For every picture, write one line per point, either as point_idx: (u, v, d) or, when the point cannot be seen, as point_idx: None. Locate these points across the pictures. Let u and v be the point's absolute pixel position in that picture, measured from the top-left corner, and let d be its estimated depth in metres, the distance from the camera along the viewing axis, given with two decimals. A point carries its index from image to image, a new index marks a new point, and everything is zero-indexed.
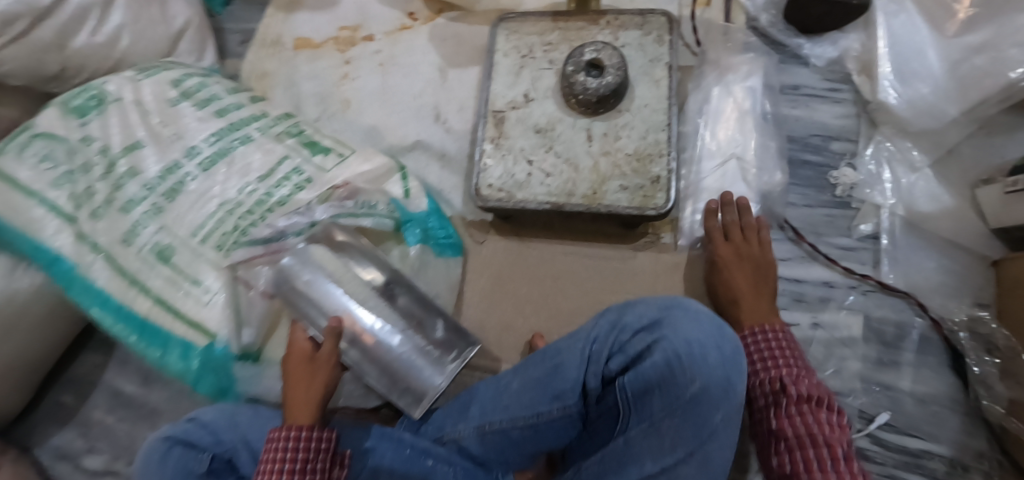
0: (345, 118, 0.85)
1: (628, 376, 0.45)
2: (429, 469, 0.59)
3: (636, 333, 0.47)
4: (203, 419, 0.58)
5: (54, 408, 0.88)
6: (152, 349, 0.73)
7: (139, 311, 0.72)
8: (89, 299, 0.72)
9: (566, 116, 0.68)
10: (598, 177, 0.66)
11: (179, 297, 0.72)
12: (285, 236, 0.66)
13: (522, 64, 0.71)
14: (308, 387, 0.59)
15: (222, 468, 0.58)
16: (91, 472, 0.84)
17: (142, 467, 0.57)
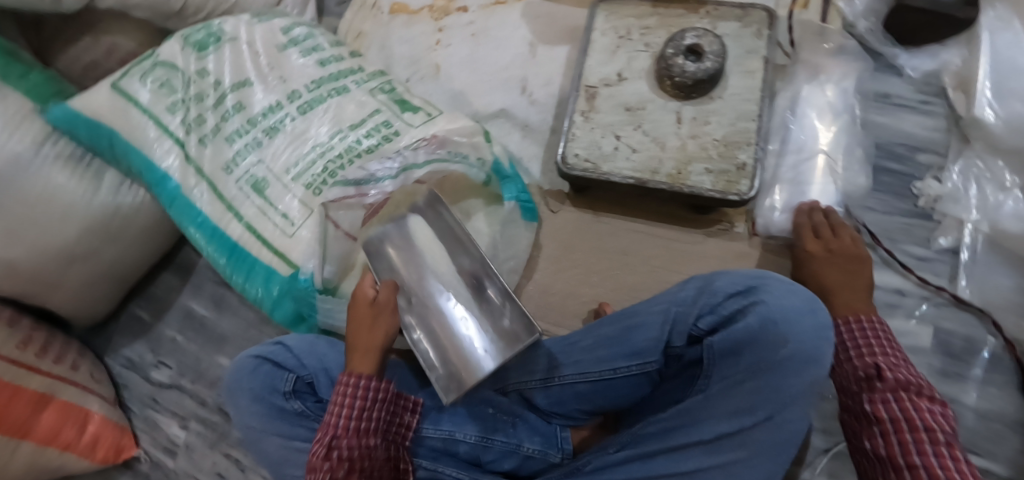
0: (436, 80, 0.88)
1: (717, 337, 0.49)
2: (490, 415, 0.63)
3: (729, 297, 0.50)
4: (288, 344, 0.62)
5: (131, 320, 0.93)
6: (238, 271, 0.78)
7: (233, 235, 0.78)
8: (188, 218, 0.79)
9: (658, 98, 0.70)
10: (683, 157, 0.68)
11: (268, 227, 0.77)
12: (375, 179, 0.69)
13: (618, 44, 0.73)
14: (371, 329, 0.59)
15: (305, 390, 0.61)
16: (158, 385, 0.89)
17: (233, 379, 0.62)
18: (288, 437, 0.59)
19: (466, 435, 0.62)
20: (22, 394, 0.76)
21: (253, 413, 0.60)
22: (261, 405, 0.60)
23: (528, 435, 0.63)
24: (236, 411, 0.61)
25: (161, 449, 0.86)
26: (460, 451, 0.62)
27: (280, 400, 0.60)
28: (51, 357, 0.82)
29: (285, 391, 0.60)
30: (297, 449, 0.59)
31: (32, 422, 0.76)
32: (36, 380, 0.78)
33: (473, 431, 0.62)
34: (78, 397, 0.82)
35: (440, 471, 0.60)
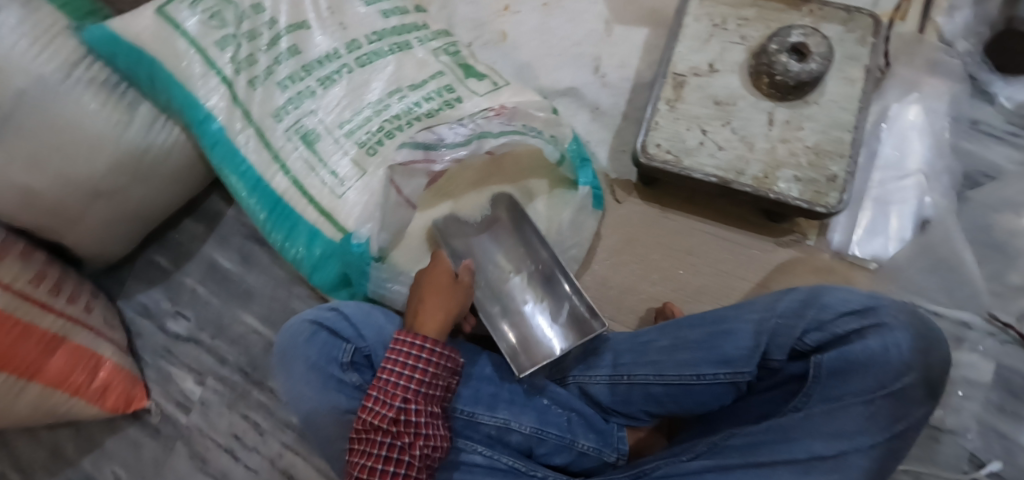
0: (501, 48, 0.82)
1: (830, 354, 0.47)
2: (545, 407, 0.61)
3: (843, 316, 0.49)
4: (345, 311, 0.60)
5: (148, 266, 0.88)
6: (279, 227, 0.74)
7: (278, 188, 0.73)
8: (231, 167, 0.74)
9: (750, 95, 0.67)
10: (772, 161, 0.64)
11: (314, 184, 0.72)
12: (442, 145, 0.63)
13: (712, 32, 0.69)
14: (440, 295, 0.58)
15: (361, 362, 0.60)
16: (175, 336, 0.84)
17: (289, 343, 0.61)
18: (343, 409, 0.57)
19: (522, 425, 0.59)
20: (33, 333, 0.70)
21: (308, 381, 0.58)
22: (317, 374, 0.58)
23: (583, 431, 0.60)
24: (290, 380, 0.60)
25: (174, 404, 0.82)
26: (512, 440, 0.59)
27: (336, 371, 0.58)
28: (64, 296, 0.77)
29: (343, 362, 0.58)
30: (349, 423, 0.57)
31: (43, 361, 0.71)
32: (49, 319, 0.73)
33: (530, 421, 0.59)
34: (91, 341, 0.77)
35: (497, 458, 0.57)
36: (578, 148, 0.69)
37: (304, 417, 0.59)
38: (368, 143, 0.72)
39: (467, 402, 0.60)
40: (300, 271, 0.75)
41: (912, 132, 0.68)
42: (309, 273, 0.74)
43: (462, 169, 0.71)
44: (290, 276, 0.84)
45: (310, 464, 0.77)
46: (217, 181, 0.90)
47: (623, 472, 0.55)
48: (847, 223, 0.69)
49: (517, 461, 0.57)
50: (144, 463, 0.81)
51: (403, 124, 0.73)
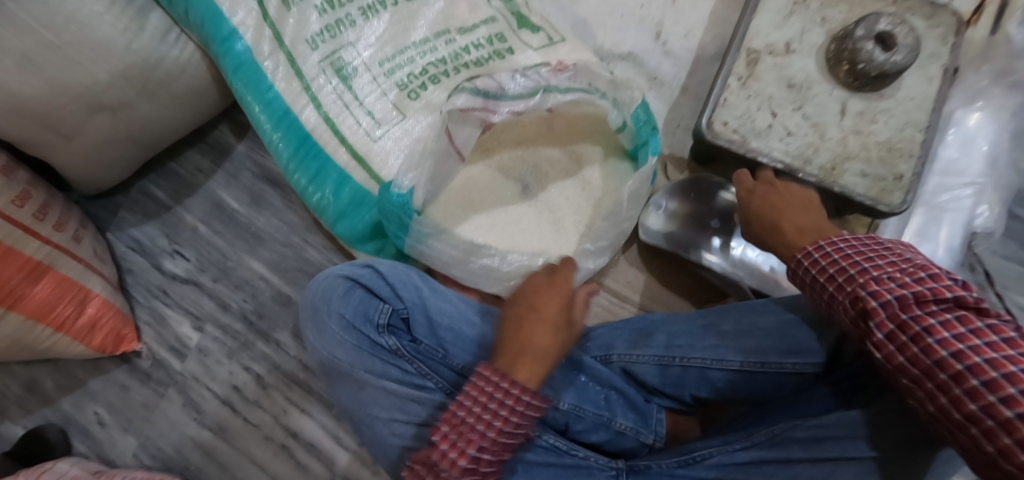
0: (556, 1, 0.76)
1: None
2: (584, 384, 0.59)
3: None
4: (382, 269, 0.55)
5: (144, 196, 0.80)
6: (305, 168, 0.67)
7: (307, 123, 0.66)
8: (254, 94, 0.66)
9: (825, 82, 0.64)
10: (841, 153, 0.62)
11: (352, 123, 0.66)
12: (503, 96, 0.58)
13: (792, 10, 0.65)
14: (552, 331, 0.48)
15: (399, 326, 0.55)
16: (171, 276, 0.78)
17: (321, 299, 0.56)
18: (378, 374, 0.53)
19: (561, 401, 0.56)
20: (14, 258, 0.62)
21: (342, 342, 0.54)
22: (352, 334, 0.54)
23: (622, 411, 0.58)
24: (318, 337, 0.55)
25: (167, 349, 0.76)
26: (548, 417, 0.57)
27: (371, 333, 0.53)
28: (52, 221, 0.69)
29: (379, 324, 0.53)
30: (383, 390, 0.52)
31: (25, 291, 0.64)
32: (34, 245, 0.65)
33: (569, 398, 0.57)
34: (80, 274, 0.70)
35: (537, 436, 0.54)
36: (645, 114, 0.64)
37: (333, 381, 0.56)
38: (409, 86, 0.66)
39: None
40: (321, 217, 0.69)
41: (979, 140, 0.67)
42: (332, 221, 0.68)
43: (511, 125, 0.69)
44: (304, 223, 0.78)
45: (316, 423, 0.73)
46: (227, 112, 0.81)
47: (671, 457, 0.53)
48: (898, 224, 0.67)
49: (558, 439, 0.55)
50: (132, 408, 0.76)
51: (449, 70, 0.67)
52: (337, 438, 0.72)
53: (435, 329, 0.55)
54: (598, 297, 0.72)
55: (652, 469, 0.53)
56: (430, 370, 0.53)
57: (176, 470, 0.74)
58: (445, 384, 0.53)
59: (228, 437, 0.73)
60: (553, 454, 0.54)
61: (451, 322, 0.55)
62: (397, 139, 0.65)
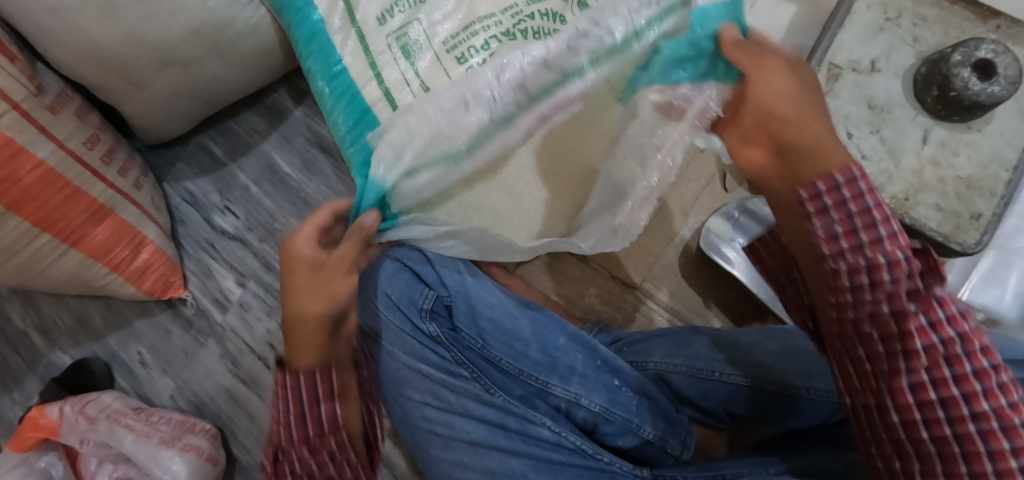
0: None
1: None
2: (616, 388, 0.56)
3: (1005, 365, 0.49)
4: (430, 257, 0.57)
5: (201, 150, 0.82)
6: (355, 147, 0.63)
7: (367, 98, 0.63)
8: (320, 68, 0.64)
9: (909, 106, 0.60)
10: (915, 183, 0.59)
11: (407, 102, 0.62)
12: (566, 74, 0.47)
13: (883, 26, 0.61)
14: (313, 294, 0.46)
15: (441, 312, 0.56)
16: (221, 231, 0.80)
17: (367, 276, 0.57)
18: (417, 358, 0.55)
19: (592, 402, 0.54)
20: (81, 198, 0.65)
21: (386, 322, 0.56)
22: (396, 315, 0.55)
23: (651, 418, 0.56)
24: (365, 315, 0.57)
25: (210, 300, 0.79)
26: (577, 416, 0.56)
27: (415, 316, 0.55)
28: (116, 166, 0.71)
29: (422, 308, 0.55)
30: (419, 372, 0.55)
31: (88, 229, 0.67)
32: (98, 188, 0.67)
33: (600, 399, 0.55)
34: (137, 219, 0.72)
35: (565, 436, 0.53)
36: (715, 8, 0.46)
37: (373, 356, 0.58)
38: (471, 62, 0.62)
39: (541, 369, 0.55)
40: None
41: None
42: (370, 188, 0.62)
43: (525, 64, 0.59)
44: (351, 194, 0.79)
45: None
46: (287, 77, 0.83)
47: (697, 471, 0.51)
48: (965, 265, 0.64)
49: (584, 442, 0.53)
50: (172, 352, 0.79)
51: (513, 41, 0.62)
52: None
53: (476, 319, 0.56)
54: (637, 301, 0.72)
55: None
56: (467, 359, 0.55)
57: (207, 416, 0.77)
58: (479, 374, 0.55)
59: (259, 392, 0.76)
60: (578, 456, 0.53)
61: (493, 314, 0.56)
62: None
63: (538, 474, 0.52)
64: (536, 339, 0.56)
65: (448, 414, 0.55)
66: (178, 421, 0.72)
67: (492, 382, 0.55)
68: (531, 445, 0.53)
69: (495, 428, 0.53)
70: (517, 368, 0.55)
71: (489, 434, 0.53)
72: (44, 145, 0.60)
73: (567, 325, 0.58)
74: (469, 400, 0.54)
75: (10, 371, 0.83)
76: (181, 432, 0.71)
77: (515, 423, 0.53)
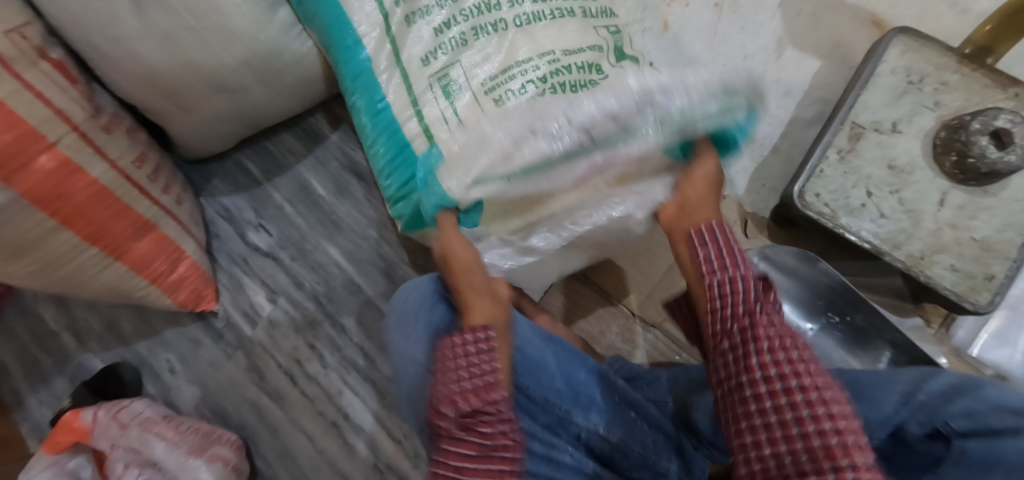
0: (660, 40, 0.77)
1: (973, 442, 0.45)
2: (632, 420, 0.58)
3: (995, 410, 0.45)
4: None
5: (238, 168, 0.86)
6: (393, 176, 0.70)
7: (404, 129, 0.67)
8: (366, 105, 0.70)
9: (929, 168, 0.62)
10: (933, 244, 0.61)
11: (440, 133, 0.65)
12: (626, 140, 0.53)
13: (905, 89, 0.64)
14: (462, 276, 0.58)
15: None
16: (253, 248, 0.83)
17: (411, 305, 0.61)
18: None
19: (611, 434, 0.56)
20: (128, 214, 0.69)
21: (423, 348, 0.58)
22: (431, 342, 0.58)
23: (665, 453, 0.57)
24: (402, 340, 0.59)
25: (240, 313, 0.82)
26: (597, 447, 0.57)
27: None
28: (160, 184, 0.75)
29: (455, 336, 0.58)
30: None
31: (131, 244, 0.70)
32: (144, 205, 0.71)
33: (618, 431, 0.56)
34: (177, 235, 0.76)
35: None
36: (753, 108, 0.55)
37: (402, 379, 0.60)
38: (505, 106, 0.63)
39: (567, 400, 0.56)
40: (401, 212, 0.73)
41: None
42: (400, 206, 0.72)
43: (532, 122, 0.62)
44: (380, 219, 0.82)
45: (365, 408, 0.78)
46: (324, 102, 0.86)
47: None
48: (977, 323, 0.66)
49: None
50: (200, 362, 0.82)
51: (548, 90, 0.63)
52: (384, 427, 0.77)
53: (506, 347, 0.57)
54: (655, 337, 0.75)
55: None
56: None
57: (232, 427, 0.79)
58: None
59: (283, 406, 0.79)
60: None
61: (524, 343, 0.57)
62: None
63: None
64: (562, 371, 0.58)
65: None
66: (205, 431, 0.75)
67: None
68: (554, 470, 0.54)
69: (519, 452, 0.54)
70: (544, 399, 0.56)
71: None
72: (98, 165, 0.65)
73: (587, 360, 0.60)
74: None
75: (44, 371, 0.87)
76: (207, 442, 0.73)
77: (540, 448, 0.54)
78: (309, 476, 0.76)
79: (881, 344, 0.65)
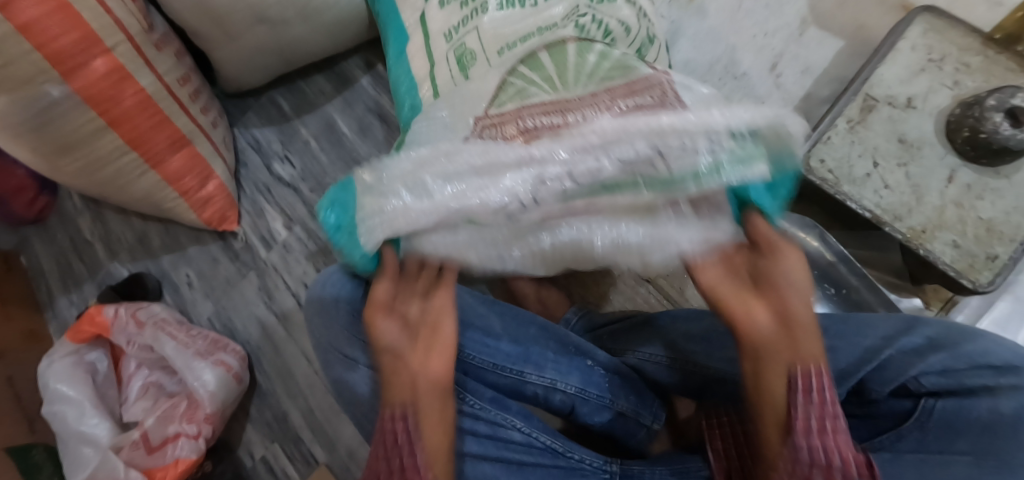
0: (686, 9, 0.78)
1: (946, 402, 0.47)
2: (589, 368, 0.62)
3: (978, 368, 0.47)
4: None
5: (271, 103, 0.91)
6: (404, 98, 0.71)
7: (410, 46, 0.70)
8: (395, 48, 0.74)
9: (940, 145, 0.61)
10: (934, 219, 0.60)
11: (439, 48, 0.65)
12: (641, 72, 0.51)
13: (923, 66, 0.64)
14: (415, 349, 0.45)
15: None
16: (277, 178, 0.88)
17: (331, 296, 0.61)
18: None
19: (567, 385, 0.60)
20: (168, 127, 0.74)
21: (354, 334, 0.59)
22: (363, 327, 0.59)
23: (624, 395, 0.61)
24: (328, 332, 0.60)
25: (258, 238, 0.87)
26: (554, 401, 0.61)
27: None
28: (200, 105, 0.80)
29: None
30: None
31: (166, 156, 0.76)
32: (183, 121, 0.76)
33: (574, 382, 0.61)
34: (208, 154, 0.81)
35: (535, 437, 0.57)
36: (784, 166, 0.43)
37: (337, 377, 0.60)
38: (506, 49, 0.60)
39: (514, 360, 0.61)
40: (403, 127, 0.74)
41: None
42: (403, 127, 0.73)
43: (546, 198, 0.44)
44: None
45: None
46: (358, 48, 0.90)
47: (665, 466, 0.57)
48: (977, 309, 0.65)
49: (554, 441, 0.58)
50: (217, 279, 0.87)
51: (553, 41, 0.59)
52: None
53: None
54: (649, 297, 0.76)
55: (644, 475, 0.57)
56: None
57: (238, 341, 0.84)
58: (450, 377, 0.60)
59: (287, 327, 0.83)
60: (547, 454, 0.57)
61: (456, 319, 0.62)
62: (463, 75, 0.62)
63: (508, 476, 0.55)
64: (506, 333, 0.63)
65: None
66: (213, 339, 0.80)
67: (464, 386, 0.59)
68: (502, 448, 0.57)
69: (467, 434, 0.57)
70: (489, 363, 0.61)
71: (471, 424, 0.57)
72: (146, 75, 0.70)
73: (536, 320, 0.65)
74: None
75: (76, 275, 0.94)
76: (214, 348, 0.78)
77: (484, 428, 0.57)
78: (304, 394, 0.80)
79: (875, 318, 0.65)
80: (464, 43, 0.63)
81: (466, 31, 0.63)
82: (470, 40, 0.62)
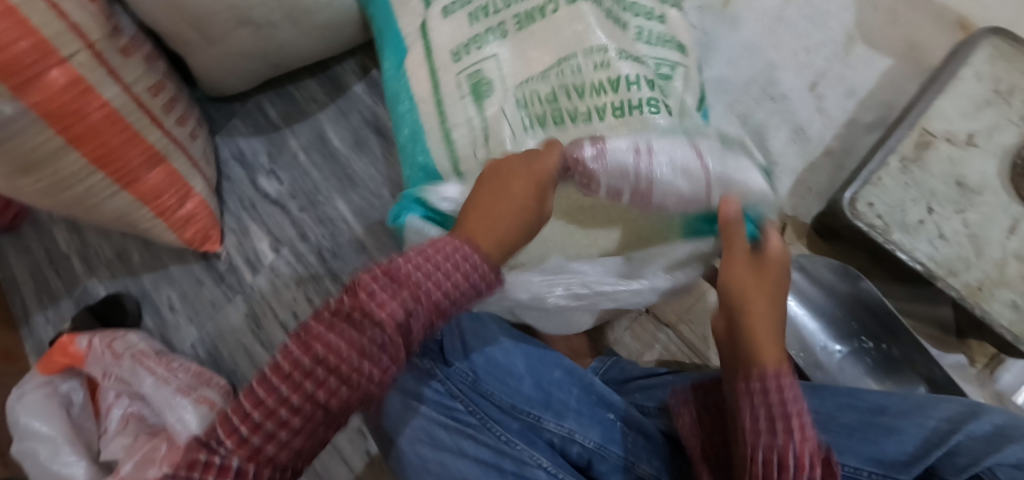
0: (718, 17, 0.70)
1: None
2: (610, 422, 0.57)
3: None
4: None
5: (256, 111, 0.83)
6: (404, 121, 0.64)
7: (411, 61, 0.62)
8: (390, 61, 0.66)
9: (1003, 191, 0.55)
10: (993, 275, 0.54)
11: (446, 72, 0.59)
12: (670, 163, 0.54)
13: (988, 98, 0.57)
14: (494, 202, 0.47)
15: (433, 349, 0.60)
16: (264, 195, 0.81)
17: None
18: (413, 392, 0.58)
19: (586, 438, 0.55)
20: (139, 142, 0.67)
21: None
22: None
23: (647, 456, 0.55)
24: None
25: (244, 259, 0.81)
26: (571, 454, 0.55)
27: (411, 354, 0.59)
28: (176, 115, 0.73)
29: (417, 347, 0.58)
30: (415, 410, 0.57)
31: (140, 173, 0.68)
32: (156, 135, 0.69)
33: (595, 436, 0.55)
34: (187, 170, 0.74)
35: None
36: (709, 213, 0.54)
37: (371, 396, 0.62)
38: (541, 109, 0.55)
39: (534, 404, 0.56)
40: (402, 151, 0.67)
41: None
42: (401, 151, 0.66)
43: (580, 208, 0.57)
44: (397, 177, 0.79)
45: None
46: (353, 52, 0.83)
47: None
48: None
49: None
50: (200, 302, 0.81)
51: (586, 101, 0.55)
52: None
53: (468, 353, 0.59)
54: (667, 339, 0.72)
55: None
56: (462, 394, 0.57)
57: (224, 371, 0.78)
58: (474, 410, 0.57)
59: None
60: None
61: (485, 347, 0.59)
62: (479, 107, 0.57)
63: None
64: (530, 374, 0.58)
65: (445, 453, 0.54)
66: (197, 372, 0.75)
67: (489, 417, 0.56)
68: None
69: (490, 470, 0.52)
70: (511, 404, 0.56)
71: (483, 476, 0.52)
72: (112, 87, 0.62)
73: (562, 361, 0.60)
74: (463, 439, 0.54)
75: (50, 291, 0.88)
76: (197, 383, 0.72)
77: (510, 464, 0.52)
78: None
79: (912, 376, 0.60)
80: (480, 70, 0.57)
81: (482, 57, 0.57)
82: (488, 68, 0.57)
